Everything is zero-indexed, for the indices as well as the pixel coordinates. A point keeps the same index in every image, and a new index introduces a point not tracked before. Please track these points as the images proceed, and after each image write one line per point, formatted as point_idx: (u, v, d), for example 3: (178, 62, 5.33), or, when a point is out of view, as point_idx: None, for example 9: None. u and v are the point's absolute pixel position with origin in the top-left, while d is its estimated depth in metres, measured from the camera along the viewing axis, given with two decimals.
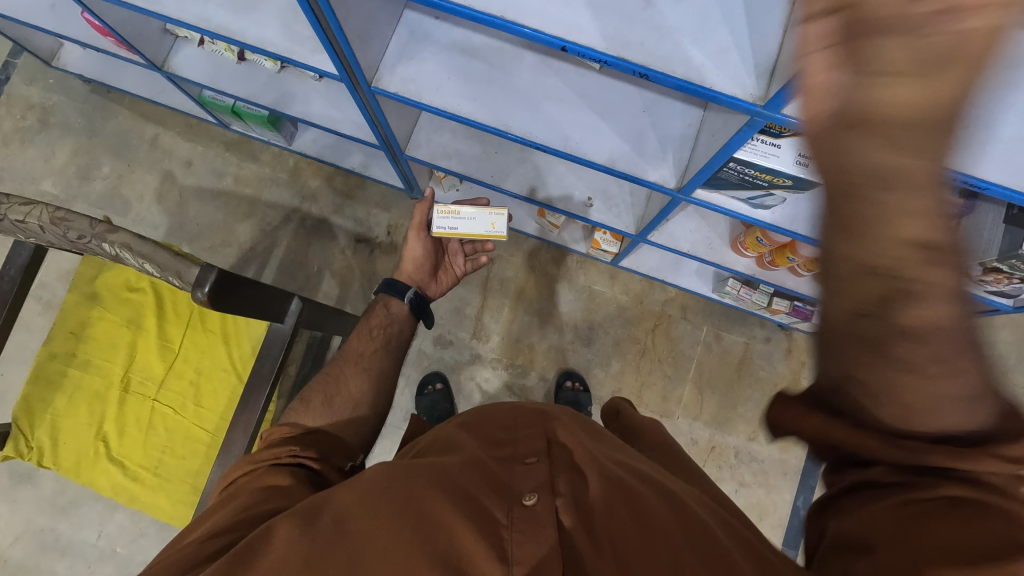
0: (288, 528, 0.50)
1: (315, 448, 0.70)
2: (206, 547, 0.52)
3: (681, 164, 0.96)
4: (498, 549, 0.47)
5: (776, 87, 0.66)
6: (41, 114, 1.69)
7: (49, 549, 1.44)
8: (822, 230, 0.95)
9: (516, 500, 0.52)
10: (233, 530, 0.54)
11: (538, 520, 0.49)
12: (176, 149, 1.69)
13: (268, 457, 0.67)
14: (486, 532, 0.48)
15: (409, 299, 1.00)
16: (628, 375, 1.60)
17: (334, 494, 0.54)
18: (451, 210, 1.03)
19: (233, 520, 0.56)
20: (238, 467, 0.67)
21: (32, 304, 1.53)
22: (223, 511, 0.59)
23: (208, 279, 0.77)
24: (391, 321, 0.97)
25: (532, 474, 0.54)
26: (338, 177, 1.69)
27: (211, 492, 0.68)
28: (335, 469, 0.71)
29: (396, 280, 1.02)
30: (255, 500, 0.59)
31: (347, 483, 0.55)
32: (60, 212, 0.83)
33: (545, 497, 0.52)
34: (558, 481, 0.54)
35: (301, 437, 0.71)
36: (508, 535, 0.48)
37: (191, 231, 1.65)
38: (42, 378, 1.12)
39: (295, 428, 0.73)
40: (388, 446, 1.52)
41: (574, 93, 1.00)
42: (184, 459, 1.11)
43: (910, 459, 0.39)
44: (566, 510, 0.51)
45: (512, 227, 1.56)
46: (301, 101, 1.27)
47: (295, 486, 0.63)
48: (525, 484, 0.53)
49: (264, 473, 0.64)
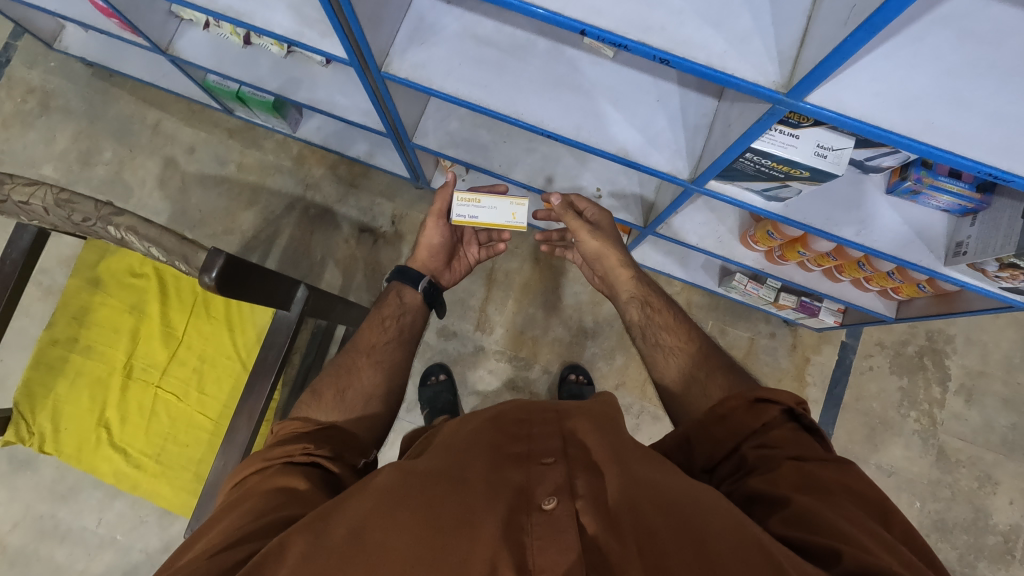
0: (301, 541, 0.48)
1: (328, 446, 0.69)
2: (217, 561, 0.51)
3: (695, 155, 0.95)
4: (520, 558, 0.46)
5: (799, 74, 0.64)
6: (41, 97, 1.66)
7: (48, 536, 1.43)
8: (834, 224, 0.95)
9: (534, 505, 0.50)
10: (245, 542, 0.53)
11: (557, 524, 0.48)
12: (179, 135, 1.67)
13: (280, 455, 0.65)
14: (505, 539, 0.47)
15: (423, 289, 0.99)
16: (632, 369, 1.59)
17: (346, 502, 0.53)
18: (472, 198, 1.01)
19: (245, 530, 0.54)
20: (250, 466, 0.65)
21: (32, 290, 1.51)
22: (236, 513, 0.58)
23: (215, 265, 0.76)
24: (404, 312, 0.95)
25: (550, 477, 0.53)
26: (342, 166, 1.68)
27: (222, 491, 0.67)
28: (348, 467, 0.69)
29: (409, 268, 1.01)
30: (271, 505, 0.58)
31: (359, 491, 0.54)
32: (63, 193, 0.81)
33: (564, 501, 0.50)
34: (577, 482, 0.52)
35: (314, 434, 0.70)
36: (529, 543, 0.47)
37: (193, 218, 1.63)
38: (43, 363, 1.10)
39: (308, 423, 0.71)
40: (390, 437, 1.51)
41: (587, 82, 0.99)
42: (186, 447, 1.10)
43: (750, 412, 0.67)
44: (586, 512, 0.49)
45: None
46: (308, 87, 1.25)
47: (310, 490, 0.61)
48: (544, 486, 0.52)
49: (277, 473, 0.63)
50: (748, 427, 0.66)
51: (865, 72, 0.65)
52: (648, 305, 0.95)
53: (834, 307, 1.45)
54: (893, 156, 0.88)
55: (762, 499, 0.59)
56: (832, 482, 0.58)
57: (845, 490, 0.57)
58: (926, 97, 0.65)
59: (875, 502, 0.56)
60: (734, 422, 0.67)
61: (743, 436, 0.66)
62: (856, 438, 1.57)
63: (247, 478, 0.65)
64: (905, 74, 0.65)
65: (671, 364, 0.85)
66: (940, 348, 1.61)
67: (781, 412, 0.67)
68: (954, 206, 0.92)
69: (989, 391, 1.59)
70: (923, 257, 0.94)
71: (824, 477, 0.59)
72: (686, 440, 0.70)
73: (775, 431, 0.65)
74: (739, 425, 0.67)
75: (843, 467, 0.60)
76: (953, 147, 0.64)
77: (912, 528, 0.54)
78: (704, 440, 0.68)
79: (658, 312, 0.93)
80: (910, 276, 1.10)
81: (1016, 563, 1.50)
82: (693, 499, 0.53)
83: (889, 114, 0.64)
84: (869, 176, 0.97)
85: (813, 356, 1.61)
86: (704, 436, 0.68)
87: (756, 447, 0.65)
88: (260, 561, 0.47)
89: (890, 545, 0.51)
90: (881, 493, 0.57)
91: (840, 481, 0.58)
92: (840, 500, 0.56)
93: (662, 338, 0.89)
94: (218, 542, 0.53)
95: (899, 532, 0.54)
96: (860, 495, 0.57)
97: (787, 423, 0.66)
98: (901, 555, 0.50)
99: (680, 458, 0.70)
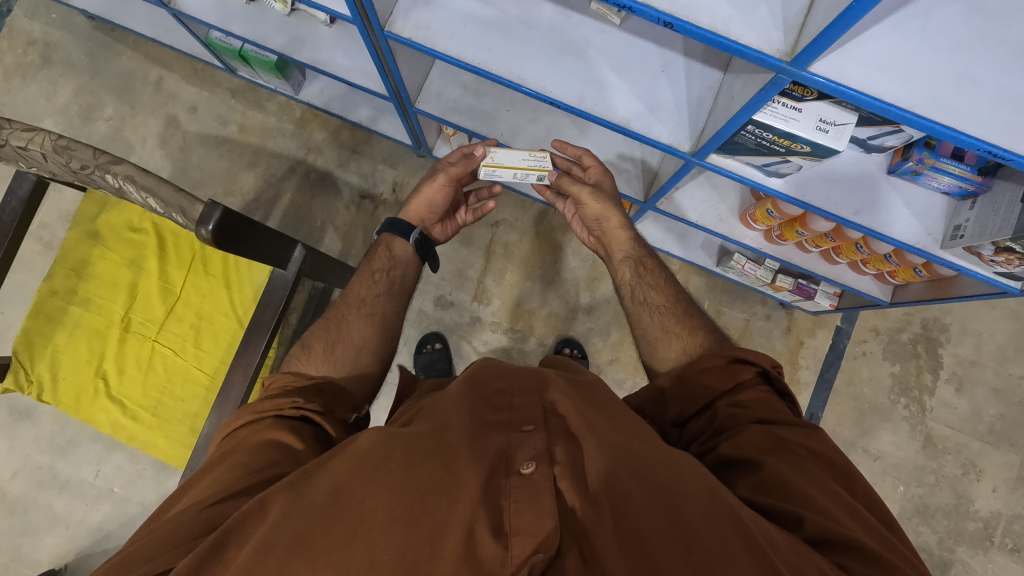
0: (283, 499, 0.49)
1: (320, 400, 0.69)
2: (204, 516, 0.52)
3: (697, 127, 0.94)
4: (498, 520, 0.48)
5: (803, 43, 0.63)
6: (43, 50, 1.65)
7: (46, 486, 1.46)
8: (834, 204, 0.94)
9: (514, 468, 0.52)
10: (231, 499, 0.54)
11: (535, 488, 0.50)
12: (181, 94, 1.66)
13: (271, 408, 0.66)
14: (485, 501, 0.49)
15: (414, 240, 0.98)
16: (626, 345, 1.60)
17: (327, 460, 0.53)
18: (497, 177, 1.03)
19: (231, 486, 0.56)
20: (239, 419, 0.66)
21: (32, 244, 1.52)
22: (221, 467, 0.59)
23: (212, 217, 0.76)
24: (394, 265, 0.95)
25: (530, 443, 0.54)
26: (345, 131, 1.66)
27: (213, 442, 0.68)
28: (340, 422, 0.69)
29: (399, 221, 1.00)
30: (259, 459, 0.59)
31: (340, 451, 0.54)
32: (62, 139, 0.80)
33: (544, 466, 0.52)
34: (555, 449, 0.54)
35: (306, 389, 0.70)
36: (507, 505, 0.49)
37: (194, 178, 1.63)
38: (42, 314, 1.11)
39: (300, 377, 0.72)
40: (384, 403, 1.53)
41: (592, 49, 0.98)
42: (182, 401, 1.12)
43: (724, 372, 0.68)
44: (564, 477, 0.51)
45: (519, 190, 1.54)
46: (311, 47, 1.24)
47: (307, 450, 0.62)
48: (523, 451, 0.54)
49: (266, 425, 0.64)
50: (720, 387, 0.68)
51: (868, 45, 0.65)
52: (641, 265, 0.95)
53: (830, 290, 1.45)
54: (897, 135, 0.87)
55: (730, 462, 0.61)
56: (798, 446, 0.59)
57: (811, 455, 0.58)
58: (930, 71, 0.64)
59: (839, 466, 0.58)
60: (707, 380, 0.69)
61: (714, 394, 0.68)
62: (845, 422, 1.59)
63: (237, 431, 0.66)
64: (908, 47, 0.65)
65: (656, 320, 0.86)
66: (935, 337, 1.61)
67: (756, 372, 0.68)
68: (955, 188, 0.91)
69: (980, 381, 1.60)
70: (920, 240, 0.94)
71: (792, 439, 0.60)
72: (660, 395, 0.72)
73: (747, 392, 0.67)
74: (712, 383, 0.69)
75: (811, 432, 0.61)
76: (954, 123, 0.63)
77: (874, 495, 0.56)
78: (678, 396, 0.70)
79: (648, 274, 0.93)
80: (906, 258, 1.10)
81: (994, 549, 1.53)
82: (666, 456, 0.54)
83: (891, 87, 0.64)
84: (871, 156, 0.97)
85: (807, 340, 1.62)
86: (678, 392, 0.70)
87: (728, 405, 0.66)
88: (244, 517, 0.48)
89: (853, 511, 0.52)
90: (845, 458, 0.59)
91: (809, 446, 0.59)
92: (807, 462, 0.58)
93: (649, 297, 0.89)
94: (206, 496, 0.55)
95: (860, 495, 0.57)
96: (826, 460, 0.58)
97: (761, 384, 0.68)
98: (863, 520, 0.52)
99: (654, 412, 0.72)
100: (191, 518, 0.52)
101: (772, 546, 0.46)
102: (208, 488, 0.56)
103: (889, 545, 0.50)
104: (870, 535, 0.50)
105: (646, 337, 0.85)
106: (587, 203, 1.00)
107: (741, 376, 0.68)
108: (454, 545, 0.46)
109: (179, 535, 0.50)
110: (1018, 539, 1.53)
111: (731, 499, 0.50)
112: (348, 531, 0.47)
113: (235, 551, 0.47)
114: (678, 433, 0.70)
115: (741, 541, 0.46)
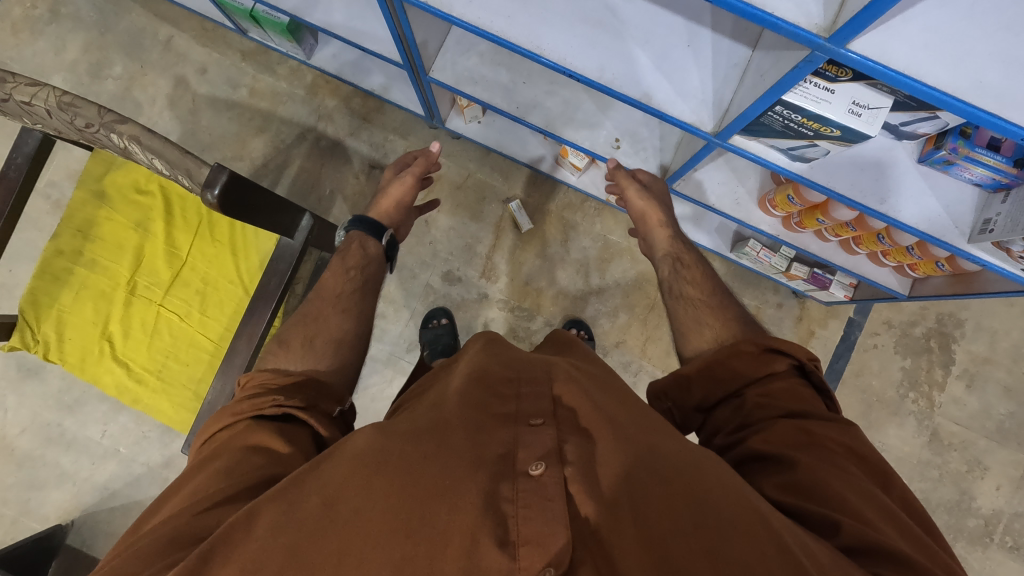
0: (273, 510, 0.48)
1: (301, 396, 0.67)
2: (188, 527, 0.51)
3: (721, 107, 0.91)
4: (502, 528, 0.45)
5: (844, 18, 0.60)
6: (52, 4, 1.61)
7: (54, 442, 1.48)
8: (861, 193, 0.91)
9: (521, 470, 0.50)
10: (221, 506, 0.53)
11: (545, 491, 0.47)
12: (190, 53, 1.62)
13: (250, 409, 0.65)
14: (488, 508, 0.46)
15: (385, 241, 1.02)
16: (635, 327, 1.58)
17: (323, 466, 0.52)
18: None
19: (223, 491, 0.54)
20: (218, 422, 0.65)
21: (40, 202, 1.51)
22: (202, 475, 0.58)
23: (219, 181, 0.74)
24: (367, 262, 0.95)
25: (538, 440, 0.52)
26: (357, 99, 1.63)
27: (194, 445, 0.67)
28: (324, 416, 0.68)
29: (367, 218, 1.02)
30: (241, 463, 0.58)
31: (336, 454, 0.53)
32: (66, 96, 0.78)
33: (552, 467, 0.49)
34: (566, 447, 0.52)
35: (285, 386, 0.68)
36: (512, 512, 0.46)
37: (203, 141, 1.60)
38: (47, 273, 1.10)
39: (277, 375, 0.70)
40: (388, 375, 1.53)
41: (616, 19, 0.94)
42: (186, 366, 1.11)
43: (757, 360, 0.68)
44: (576, 480, 0.49)
45: (518, 154, 1.47)
46: (323, 10, 1.20)
47: (293, 454, 0.61)
48: (530, 450, 0.51)
49: (246, 429, 0.63)
50: (751, 374, 0.67)
51: (911, 24, 0.61)
52: (679, 262, 0.96)
53: (846, 281, 1.42)
54: (931, 122, 0.83)
55: (758, 456, 0.60)
56: (831, 441, 0.57)
57: (844, 452, 0.57)
58: (977, 52, 0.61)
59: (876, 466, 0.56)
60: (737, 366, 0.68)
61: (745, 381, 0.67)
62: (852, 413, 1.57)
63: (216, 434, 0.65)
64: (953, 28, 0.62)
65: (690, 312, 0.84)
66: (949, 332, 1.59)
67: (790, 365, 0.67)
68: (987, 180, 0.87)
69: (992, 378, 1.58)
70: (946, 233, 0.90)
71: (824, 435, 0.58)
72: (683, 379, 0.71)
73: (778, 382, 0.65)
74: (743, 369, 0.68)
75: (845, 428, 0.59)
76: (999, 111, 0.60)
77: (911, 497, 0.55)
78: (704, 379, 0.70)
79: (687, 268, 0.93)
80: (929, 252, 1.07)
81: (994, 546, 1.52)
82: (688, 463, 0.52)
83: (934, 69, 0.60)
84: (902, 143, 0.93)
85: (818, 330, 1.60)
86: (706, 376, 0.70)
87: (757, 394, 0.65)
88: (231, 528, 0.47)
89: (892, 515, 0.51)
90: (879, 456, 0.57)
91: (842, 442, 0.58)
92: (839, 460, 0.56)
93: (685, 291, 0.88)
94: (185, 505, 0.53)
95: (896, 496, 0.55)
96: (860, 457, 0.57)
97: (794, 376, 0.66)
98: (902, 525, 0.50)
99: (676, 395, 0.72)
100: (175, 529, 0.50)
101: (810, 556, 0.45)
102: (191, 496, 0.55)
103: (931, 553, 0.49)
104: (911, 543, 0.49)
105: (679, 328, 0.83)
106: (633, 200, 1.04)
107: (773, 361, 0.67)
108: (457, 555, 0.43)
109: (161, 547, 0.49)
110: (1018, 538, 1.53)
111: (761, 505, 0.49)
112: (341, 542, 0.45)
113: (223, 565, 0.45)
114: (701, 419, 0.70)
115: (774, 549, 0.45)
